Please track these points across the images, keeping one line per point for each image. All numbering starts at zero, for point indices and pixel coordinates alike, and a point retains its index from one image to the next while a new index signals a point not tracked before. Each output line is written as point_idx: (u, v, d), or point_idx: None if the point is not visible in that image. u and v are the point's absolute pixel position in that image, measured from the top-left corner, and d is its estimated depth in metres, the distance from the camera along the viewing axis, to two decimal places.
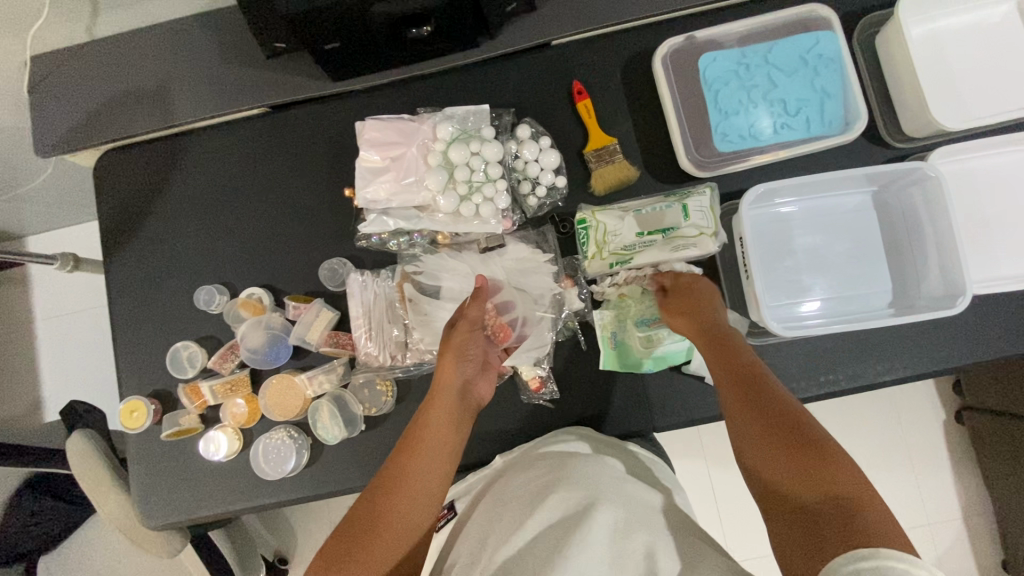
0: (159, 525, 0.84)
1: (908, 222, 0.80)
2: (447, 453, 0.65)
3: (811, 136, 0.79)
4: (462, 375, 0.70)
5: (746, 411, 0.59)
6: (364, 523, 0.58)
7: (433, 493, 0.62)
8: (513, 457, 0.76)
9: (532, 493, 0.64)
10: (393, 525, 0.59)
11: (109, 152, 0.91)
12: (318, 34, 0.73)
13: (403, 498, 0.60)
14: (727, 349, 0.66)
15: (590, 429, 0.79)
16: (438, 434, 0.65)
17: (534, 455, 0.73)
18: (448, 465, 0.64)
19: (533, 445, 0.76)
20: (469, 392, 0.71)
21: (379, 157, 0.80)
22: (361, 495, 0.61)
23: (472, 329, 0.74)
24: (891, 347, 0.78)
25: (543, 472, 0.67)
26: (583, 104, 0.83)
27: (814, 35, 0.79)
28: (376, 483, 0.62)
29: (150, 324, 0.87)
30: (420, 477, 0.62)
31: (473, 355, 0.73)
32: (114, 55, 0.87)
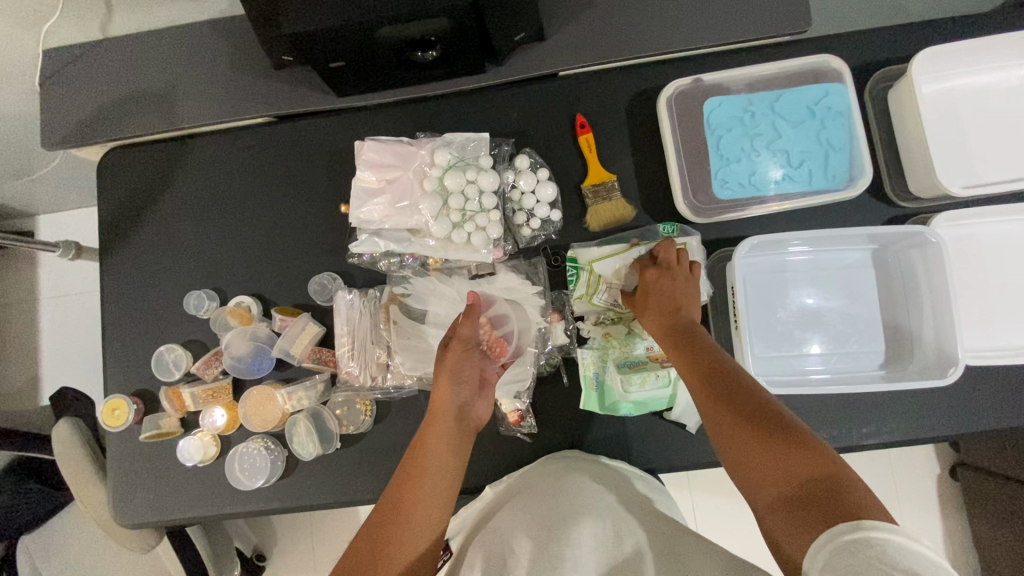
0: (130, 524, 0.84)
1: (906, 285, 0.78)
2: (447, 480, 0.64)
3: (812, 189, 0.78)
4: (457, 400, 0.69)
5: (718, 409, 0.58)
6: (363, 560, 0.56)
7: (434, 523, 0.61)
8: (513, 482, 0.76)
9: (527, 509, 0.66)
10: (395, 555, 0.57)
11: (113, 149, 0.92)
12: (324, 54, 0.73)
13: (411, 528, 0.59)
14: (696, 344, 0.65)
15: (579, 452, 0.78)
16: (436, 464, 0.64)
17: (531, 482, 0.72)
18: (448, 495, 0.63)
19: (532, 469, 0.76)
20: (466, 415, 0.70)
21: (375, 178, 0.80)
22: (359, 531, 0.59)
23: (465, 349, 0.70)
24: (879, 410, 0.76)
25: (539, 494, 0.68)
26: (584, 138, 0.83)
27: (824, 86, 0.78)
28: (374, 515, 0.60)
29: (139, 323, 0.88)
30: (424, 508, 0.61)
31: (468, 374, 0.70)
32: (125, 55, 0.88)
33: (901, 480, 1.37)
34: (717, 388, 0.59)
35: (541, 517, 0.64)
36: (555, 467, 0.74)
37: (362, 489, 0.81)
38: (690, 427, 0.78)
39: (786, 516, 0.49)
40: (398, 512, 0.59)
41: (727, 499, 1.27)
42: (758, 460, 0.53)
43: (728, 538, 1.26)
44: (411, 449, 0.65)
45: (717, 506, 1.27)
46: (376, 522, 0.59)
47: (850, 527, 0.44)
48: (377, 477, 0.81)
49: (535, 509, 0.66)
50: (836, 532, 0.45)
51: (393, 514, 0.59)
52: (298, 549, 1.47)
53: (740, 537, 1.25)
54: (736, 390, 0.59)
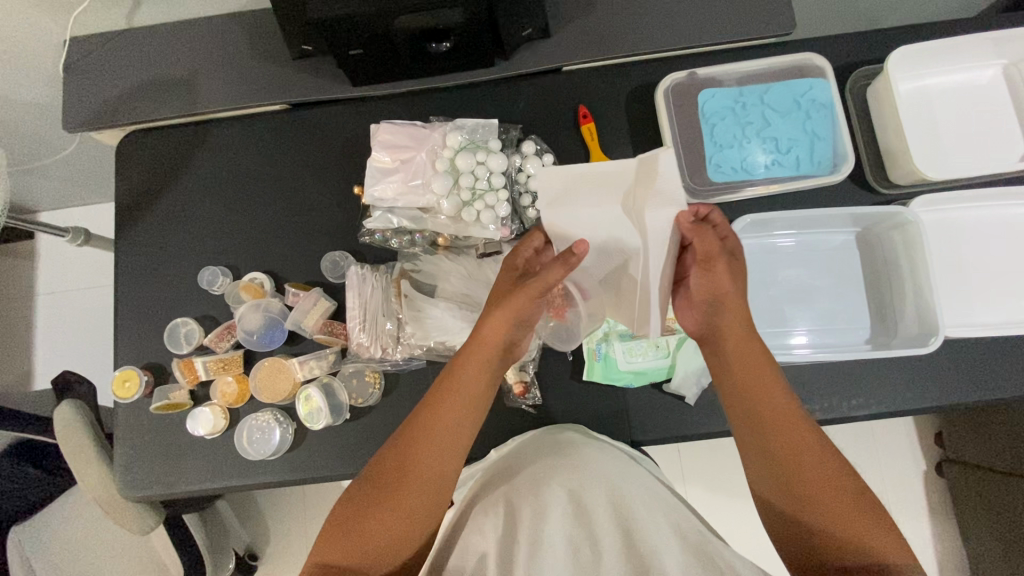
0: (138, 497, 0.84)
1: (888, 265, 0.84)
2: (476, 406, 0.66)
3: (799, 173, 0.83)
4: (510, 337, 0.67)
5: (783, 449, 0.62)
6: (389, 478, 0.62)
7: (457, 445, 0.65)
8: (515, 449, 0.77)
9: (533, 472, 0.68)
10: (418, 474, 0.63)
11: (133, 134, 0.96)
12: (345, 41, 0.79)
13: (415, 488, 0.62)
14: (753, 370, 0.66)
15: (583, 428, 0.80)
16: (455, 426, 0.65)
17: (542, 444, 0.75)
18: (473, 422, 0.66)
19: (541, 434, 0.78)
20: (511, 349, 0.69)
21: (390, 158, 0.84)
22: (387, 447, 0.65)
23: (538, 295, 0.67)
24: (867, 381, 0.80)
25: (544, 459, 0.71)
26: (586, 127, 0.88)
27: (808, 81, 0.84)
28: (402, 433, 0.65)
29: (152, 299, 0.90)
30: (434, 468, 0.63)
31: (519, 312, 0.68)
32: (151, 43, 0.93)
33: (886, 472, 1.42)
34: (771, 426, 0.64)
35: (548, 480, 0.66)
36: (558, 436, 0.76)
37: (370, 459, 0.82)
38: (688, 399, 0.81)
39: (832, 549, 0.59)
40: (403, 469, 0.63)
41: (720, 491, 1.29)
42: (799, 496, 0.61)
43: (720, 527, 1.28)
44: (427, 404, 0.66)
45: (710, 497, 1.29)
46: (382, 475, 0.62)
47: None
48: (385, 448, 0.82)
49: (544, 467, 0.69)
50: None
51: (398, 472, 0.62)
52: (292, 545, 1.47)
53: (736, 528, 1.27)
54: (796, 430, 0.63)
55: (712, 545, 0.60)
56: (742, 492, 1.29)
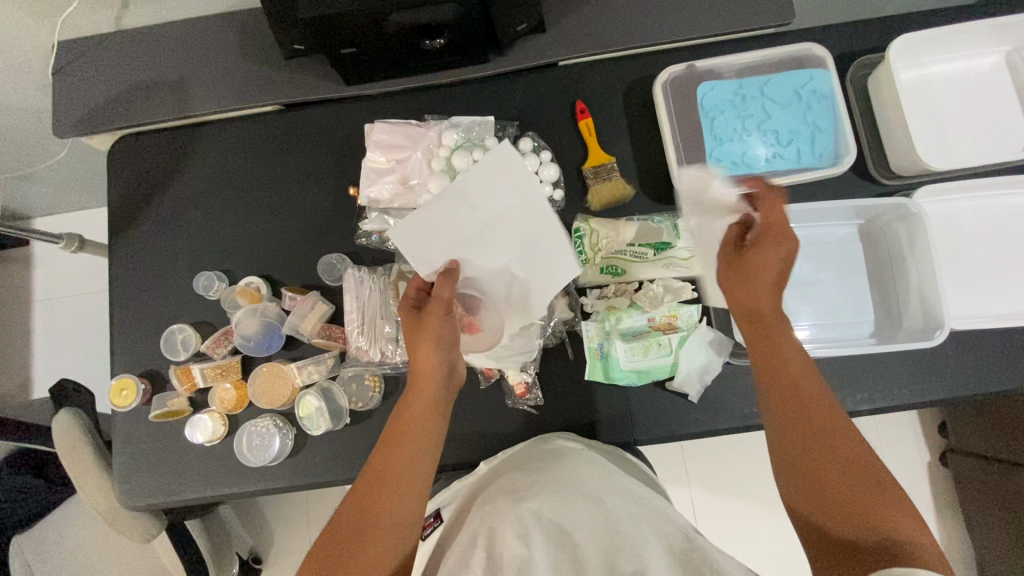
0: (137, 506, 0.83)
1: (892, 256, 0.82)
2: (428, 443, 0.63)
3: (801, 166, 0.82)
4: (444, 362, 0.65)
5: (807, 427, 0.59)
6: (349, 531, 0.58)
7: (418, 486, 0.61)
8: (495, 466, 0.75)
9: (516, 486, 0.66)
10: (380, 522, 0.58)
11: (123, 138, 0.95)
12: (337, 38, 0.78)
13: (378, 546, 0.57)
14: (774, 351, 0.64)
15: (577, 434, 0.80)
16: (407, 471, 0.61)
17: (527, 456, 0.74)
18: (429, 462, 0.63)
19: (529, 444, 0.77)
20: (453, 375, 0.67)
21: (385, 159, 0.83)
22: (346, 499, 0.60)
23: (445, 312, 0.66)
24: (872, 375, 0.80)
25: (532, 471, 0.69)
26: (584, 123, 0.87)
27: (808, 71, 0.83)
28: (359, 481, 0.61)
29: (148, 305, 0.89)
30: (395, 520, 0.59)
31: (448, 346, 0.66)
32: (141, 45, 0.92)
33: (891, 463, 1.41)
34: (792, 407, 0.61)
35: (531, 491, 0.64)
36: (550, 446, 0.75)
37: None
38: (692, 396, 0.81)
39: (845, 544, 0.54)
40: (363, 528, 0.57)
41: (724, 486, 1.29)
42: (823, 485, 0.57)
43: (725, 522, 1.28)
44: (372, 458, 0.62)
45: (715, 492, 1.29)
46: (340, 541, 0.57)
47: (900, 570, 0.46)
48: None
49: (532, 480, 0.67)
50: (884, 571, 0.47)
51: (358, 534, 0.57)
52: (297, 547, 1.46)
53: (740, 522, 1.27)
54: (818, 411, 0.60)
55: (699, 552, 0.58)
56: (746, 486, 1.28)
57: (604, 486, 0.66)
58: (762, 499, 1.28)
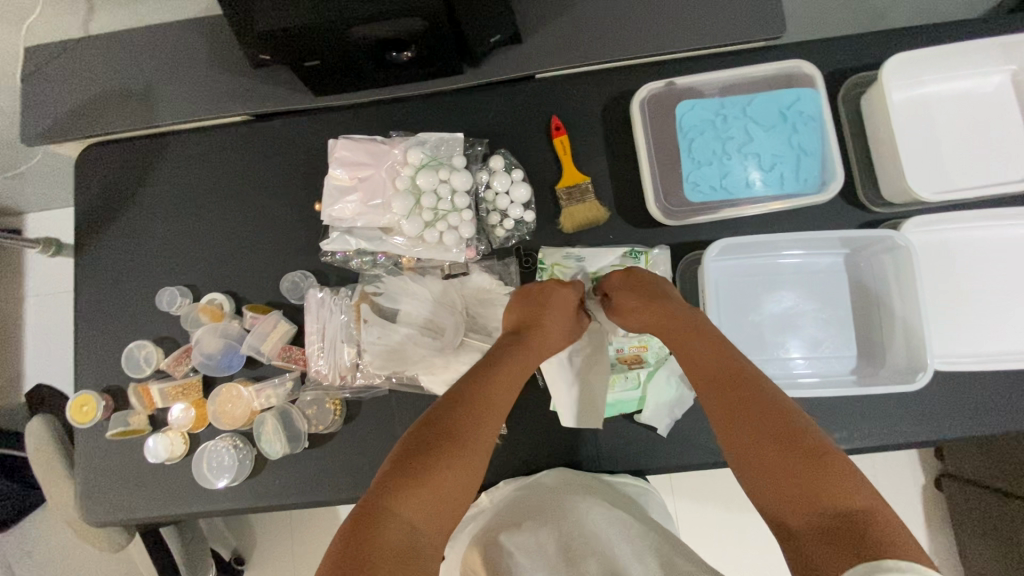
0: (98, 522, 0.83)
1: (878, 289, 0.78)
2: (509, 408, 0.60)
3: (784, 192, 0.78)
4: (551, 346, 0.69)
5: (755, 406, 0.54)
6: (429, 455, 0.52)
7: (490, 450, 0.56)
8: (510, 494, 0.75)
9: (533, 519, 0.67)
10: (460, 465, 0.52)
11: (93, 147, 0.93)
12: (298, 51, 0.75)
13: (468, 456, 0.53)
14: (703, 341, 0.62)
15: (568, 468, 0.78)
16: (502, 404, 0.59)
17: (529, 492, 0.74)
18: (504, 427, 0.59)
19: (531, 480, 0.76)
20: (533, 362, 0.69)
21: (348, 176, 0.80)
22: (427, 424, 0.54)
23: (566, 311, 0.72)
24: (851, 414, 0.76)
25: (532, 508, 0.69)
26: (559, 140, 0.83)
27: (795, 91, 0.78)
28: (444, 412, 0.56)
29: (111, 319, 0.88)
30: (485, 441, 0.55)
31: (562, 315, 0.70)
32: (109, 52, 0.90)
33: (885, 487, 1.37)
34: (734, 391, 0.56)
35: (533, 532, 0.65)
36: (548, 481, 0.75)
37: (330, 489, 0.80)
38: (660, 430, 0.77)
39: (815, 545, 0.45)
40: (454, 435, 0.54)
41: (708, 508, 1.26)
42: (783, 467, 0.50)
43: (708, 546, 1.25)
44: (466, 381, 0.60)
45: (699, 514, 1.26)
46: (431, 439, 0.53)
47: (871, 567, 0.41)
48: (345, 478, 0.80)
49: (534, 518, 0.67)
50: (872, 565, 0.41)
51: (449, 437, 0.53)
52: (280, 551, 1.47)
53: (724, 546, 1.24)
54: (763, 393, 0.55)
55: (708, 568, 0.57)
56: (730, 508, 1.26)
57: (617, 515, 0.67)
58: (746, 522, 1.25)
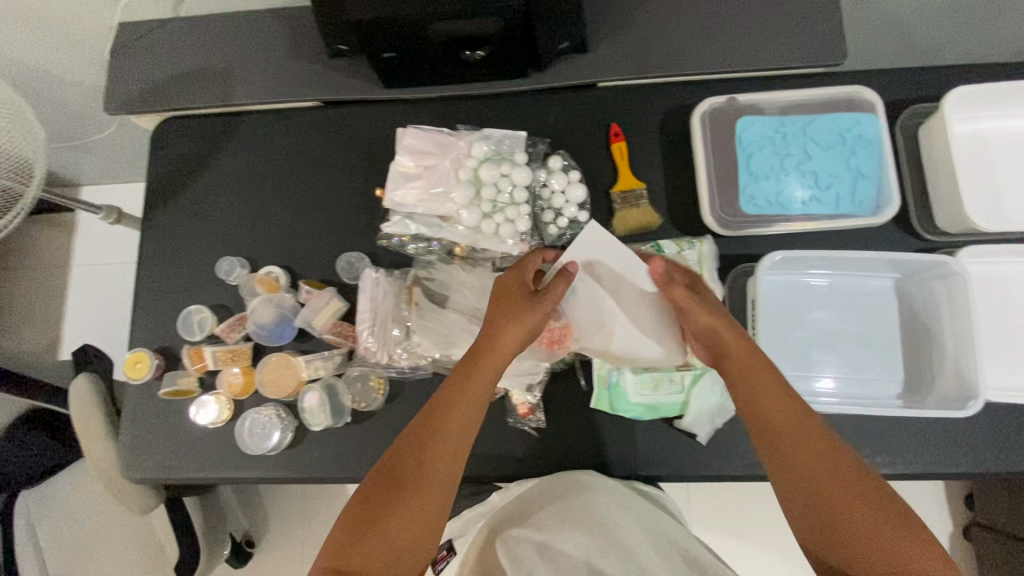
0: (139, 479, 0.85)
1: (928, 315, 0.78)
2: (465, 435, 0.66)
3: (838, 212, 0.79)
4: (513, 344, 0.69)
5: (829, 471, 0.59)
6: (376, 505, 0.62)
7: (444, 483, 0.64)
8: (519, 493, 0.80)
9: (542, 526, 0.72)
10: (405, 513, 0.61)
11: (170, 120, 0.98)
12: (379, 42, 0.79)
13: (415, 504, 0.62)
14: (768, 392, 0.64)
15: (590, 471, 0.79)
16: (447, 452, 0.65)
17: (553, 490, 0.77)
18: (465, 449, 0.66)
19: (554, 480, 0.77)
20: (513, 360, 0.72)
21: (414, 164, 0.83)
22: (372, 479, 0.64)
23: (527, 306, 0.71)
24: (895, 438, 0.76)
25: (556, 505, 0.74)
26: (617, 146, 0.86)
27: (855, 115, 0.80)
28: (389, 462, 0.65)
29: (170, 284, 0.91)
30: (437, 489, 0.63)
31: (523, 330, 0.70)
32: (195, 34, 0.95)
33: None
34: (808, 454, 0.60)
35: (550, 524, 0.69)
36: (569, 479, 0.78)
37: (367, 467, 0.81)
38: (700, 438, 0.78)
39: None
40: (404, 484, 0.63)
41: (728, 532, 1.24)
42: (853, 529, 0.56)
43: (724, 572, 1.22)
44: (409, 440, 0.65)
45: (717, 538, 1.24)
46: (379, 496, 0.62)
47: None
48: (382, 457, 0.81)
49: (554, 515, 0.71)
50: None
51: (396, 487, 0.63)
52: (290, 537, 1.47)
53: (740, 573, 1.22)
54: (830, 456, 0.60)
55: None
56: (749, 534, 1.24)
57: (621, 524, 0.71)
58: (765, 551, 1.23)
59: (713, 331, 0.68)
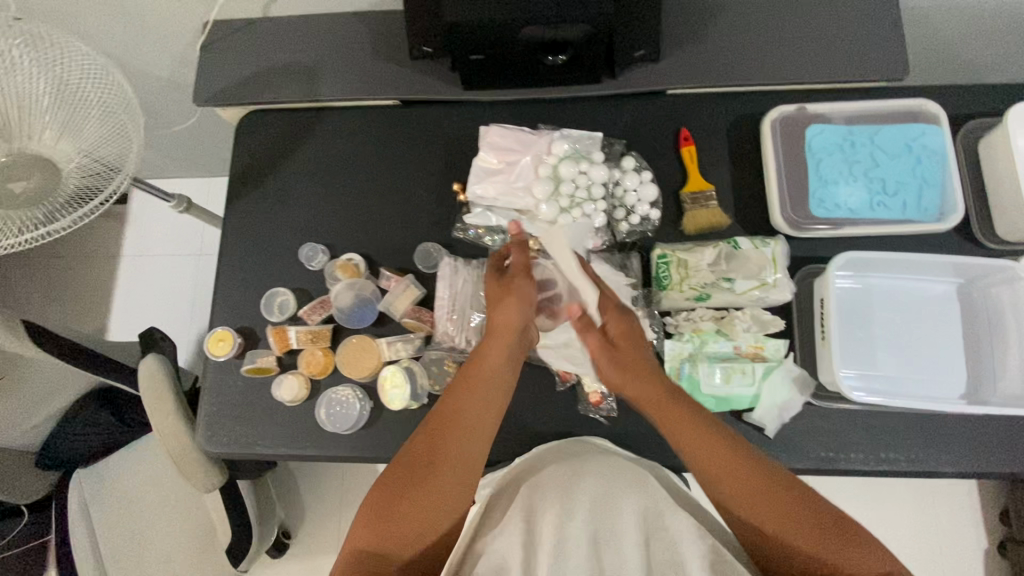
0: (217, 454, 0.88)
1: (990, 319, 0.81)
2: (484, 416, 0.69)
3: (905, 218, 0.82)
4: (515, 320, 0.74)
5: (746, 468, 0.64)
6: (394, 488, 0.64)
7: (465, 461, 0.66)
8: (531, 456, 0.78)
9: (546, 487, 0.67)
10: (419, 498, 0.63)
11: (253, 114, 1.03)
12: (469, 46, 0.84)
13: (433, 487, 0.64)
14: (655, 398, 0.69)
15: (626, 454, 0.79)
16: (458, 450, 0.66)
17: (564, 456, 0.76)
18: (485, 431, 0.68)
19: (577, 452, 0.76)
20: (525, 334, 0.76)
21: (496, 160, 0.88)
22: (389, 469, 0.66)
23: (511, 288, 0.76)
24: (954, 435, 0.79)
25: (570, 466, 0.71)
26: (687, 150, 0.90)
27: (921, 126, 0.83)
28: (406, 453, 0.67)
29: (251, 268, 0.95)
30: (450, 468, 0.65)
31: (522, 307, 0.75)
32: (281, 32, 1.00)
33: (941, 541, 1.35)
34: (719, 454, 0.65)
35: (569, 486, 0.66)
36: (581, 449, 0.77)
37: None
38: (768, 430, 0.80)
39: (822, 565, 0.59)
40: (419, 468, 0.65)
41: None
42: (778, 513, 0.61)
43: None
44: (421, 432, 0.68)
45: None
46: (393, 483, 0.64)
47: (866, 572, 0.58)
48: None
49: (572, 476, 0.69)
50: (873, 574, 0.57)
51: (410, 474, 0.65)
52: (325, 530, 1.49)
53: None
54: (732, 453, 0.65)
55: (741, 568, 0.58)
56: None
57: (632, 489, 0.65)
58: None
59: (639, 397, 0.70)
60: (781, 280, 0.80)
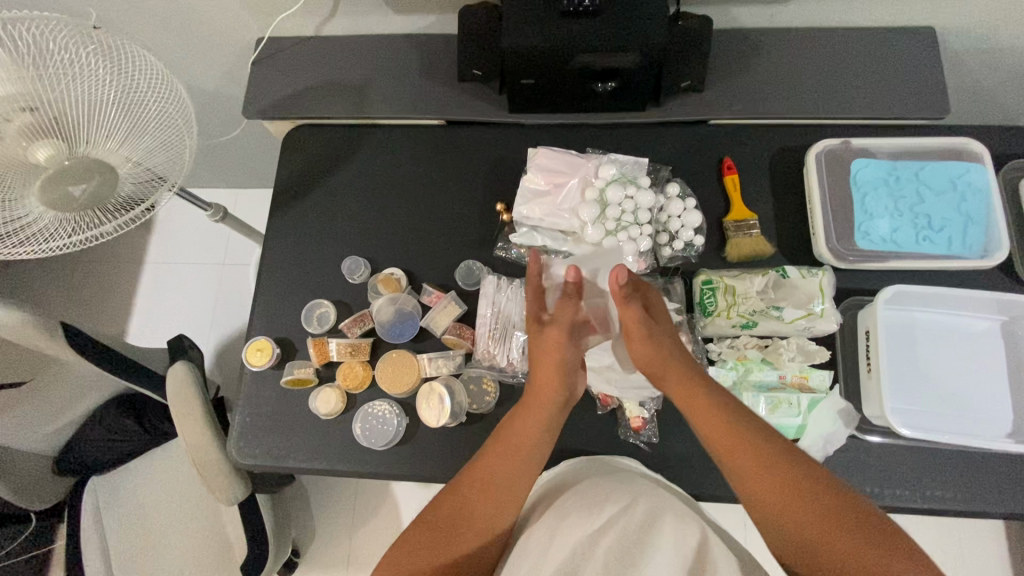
0: (248, 465, 0.86)
1: None
2: (513, 484, 0.67)
3: (950, 253, 0.83)
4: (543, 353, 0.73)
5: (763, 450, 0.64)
6: (417, 545, 0.63)
7: (493, 527, 0.65)
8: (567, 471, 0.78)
9: (575, 507, 0.66)
10: (442, 559, 0.63)
11: (299, 128, 1.04)
12: (521, 70, 0.85)
13: (454, 550, 0.63)
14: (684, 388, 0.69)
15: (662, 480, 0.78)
16: (488, 513, 0.65)
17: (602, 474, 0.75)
18: (512, 499, 0.67)
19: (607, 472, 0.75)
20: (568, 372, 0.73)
21: (544, 181, 0.89)
22: (415, 522, 0.66)
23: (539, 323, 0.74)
24: (1003, 475, 0.78)
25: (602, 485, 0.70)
26: (731, 179, 0.91)
27: (965, 164, 0.85)
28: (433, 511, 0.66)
29: (291, 279, 0.95)
30: (476, 532, 0.64)
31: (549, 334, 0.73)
32: (332, 50, 1.02)
33: None
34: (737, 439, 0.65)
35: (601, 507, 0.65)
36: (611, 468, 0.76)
37: None
38: (812, 463, 0.79)
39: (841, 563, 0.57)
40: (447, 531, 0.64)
41: None
42: (795, 507, 0.60)
43: None
44: (453, 489, 0.67)
45: None
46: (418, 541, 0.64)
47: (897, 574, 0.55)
48: None
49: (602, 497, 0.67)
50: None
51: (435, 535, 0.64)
52: (336, 550, 1.45)
53: None
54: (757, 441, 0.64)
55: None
56: None
57: (668, 507, 0.64)
58: None
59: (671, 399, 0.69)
60: (829, 309, 0.80)
